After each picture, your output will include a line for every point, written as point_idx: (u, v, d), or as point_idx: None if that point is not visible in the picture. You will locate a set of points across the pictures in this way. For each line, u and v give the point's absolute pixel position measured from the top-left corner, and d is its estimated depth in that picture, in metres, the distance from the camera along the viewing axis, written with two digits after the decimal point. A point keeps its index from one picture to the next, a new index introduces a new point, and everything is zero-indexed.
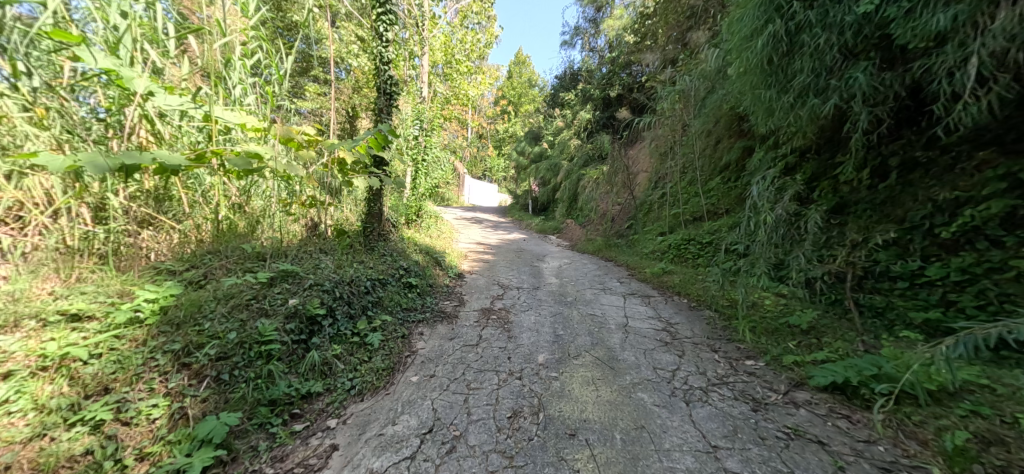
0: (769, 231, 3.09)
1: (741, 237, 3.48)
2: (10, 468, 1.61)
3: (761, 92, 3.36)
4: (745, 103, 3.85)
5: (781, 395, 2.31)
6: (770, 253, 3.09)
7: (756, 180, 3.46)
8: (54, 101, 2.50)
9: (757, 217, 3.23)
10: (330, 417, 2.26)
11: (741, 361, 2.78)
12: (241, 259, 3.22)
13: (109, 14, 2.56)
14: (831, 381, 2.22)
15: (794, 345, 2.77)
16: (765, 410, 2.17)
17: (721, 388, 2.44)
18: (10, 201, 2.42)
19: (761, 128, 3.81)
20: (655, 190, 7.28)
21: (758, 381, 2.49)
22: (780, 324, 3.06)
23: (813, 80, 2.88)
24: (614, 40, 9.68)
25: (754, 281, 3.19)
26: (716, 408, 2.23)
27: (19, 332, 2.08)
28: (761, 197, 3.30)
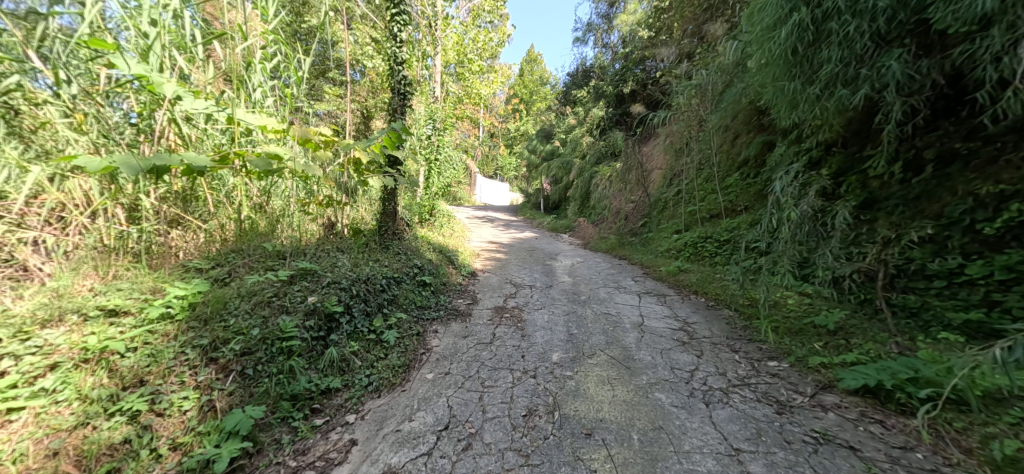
0: (793, 229, 3.00)
1: (763, 234, 3.39)
2: (58, 455, 1.71)
3: (784, 84, 3.26)
4: (767, 97, 3.74)
5: (807, 397, 2.25)
6: (795, 251, 3.00)
7: (779, 176, 3.36)
8: (91, 107, 2.62)
9: (781, 214, 3.13)
10: (348, 412, 2.31)
11: (763, 362, 2.71)
12: (262, 258, 3.31)
13: (140, 22, 2.67)
14: (863, 384, 2.14)
15: (821, 346, 2.68)
16: (791, 413, 2.12)
17: (742, 390, 2.39)
18: (54, 203, 2.54)
19: (784, 123, 3.70)
20: (670, 187, 7.16)
21: (782, 383, 2.43)
22: (805, 324, 2.97)
23: (842, 70, 2.78)
24: (628, 36, 9.53)
25: (776, 280, 3.11)
26: (738, 409, 2.19)
27: (62, 325, 2.18)
28: (784, 194, 3.21)
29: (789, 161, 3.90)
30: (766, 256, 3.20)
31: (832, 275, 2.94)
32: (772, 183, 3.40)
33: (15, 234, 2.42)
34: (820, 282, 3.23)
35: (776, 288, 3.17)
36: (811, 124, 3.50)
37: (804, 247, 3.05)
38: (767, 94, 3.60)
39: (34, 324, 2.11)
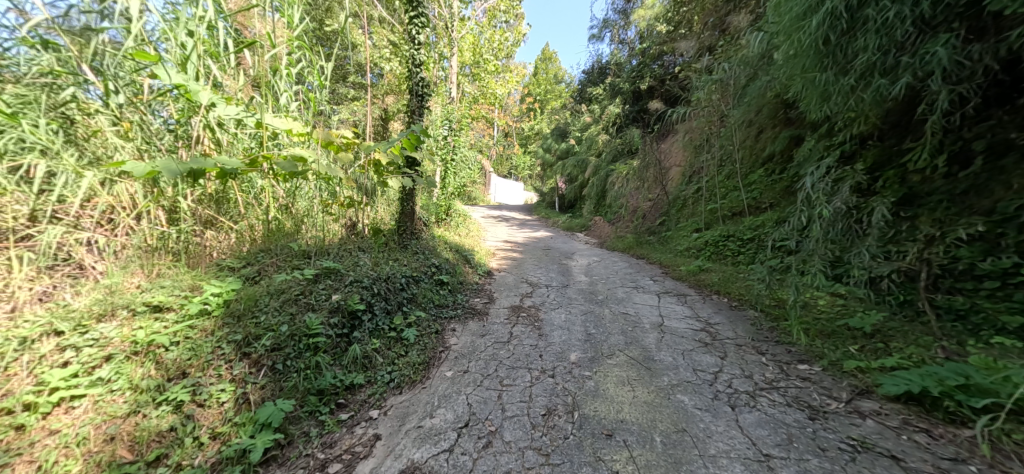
0: (825, 227, 2.90)
1: (792, 232, 3.29)
2: (114, 440, 1.84)
3: (815, 76, 3.15)
4: (795, 90, 3.63)
5: (842, 403, 2.18)
6: (826, 250, 2.90)
7: (809, 172, 3.26)
8: (135, 114, 2.77)
9: (811, 212, 3.03)
10: (372, 408, 2.38)
11: (792, 365, 2.64)
12: (289, 257, 3.43)
13: (178, 34, 2.82)
14: (906, 390, 2.05)
15: (856, 349, 2.59)
16: (824, 419, 2.06)
17: (771, 393, 2.33)
18: (104, 205, 2.71)
19: (814, 116, 3.58)
20: (689, 185, 7.03)
21: (813, 387, 2.36)
22: (837, 327, 2.87)
23: (880, 58, 2.66)
24: (645, 31, 9.36)
25: (805, 281, 3.01)
26: (767, 414, 2.14)
27: (114, 319, 2.33)
28: (816, 190, 3.11)
29: (819, 156, 3.77)
30: (794, 255, 3.10)
31: (868, 275, 2.83)
32: (802, 179, 3.30)
33: (73, 234, 2.61)
34: (854, 282, 3.11)
35: (805, 288, 3.07)
36: (844, 117, 3.37)
37: (836, 246, 2.94)
38: (795, 86, 3.49)
39: (91, 317, 2.27)
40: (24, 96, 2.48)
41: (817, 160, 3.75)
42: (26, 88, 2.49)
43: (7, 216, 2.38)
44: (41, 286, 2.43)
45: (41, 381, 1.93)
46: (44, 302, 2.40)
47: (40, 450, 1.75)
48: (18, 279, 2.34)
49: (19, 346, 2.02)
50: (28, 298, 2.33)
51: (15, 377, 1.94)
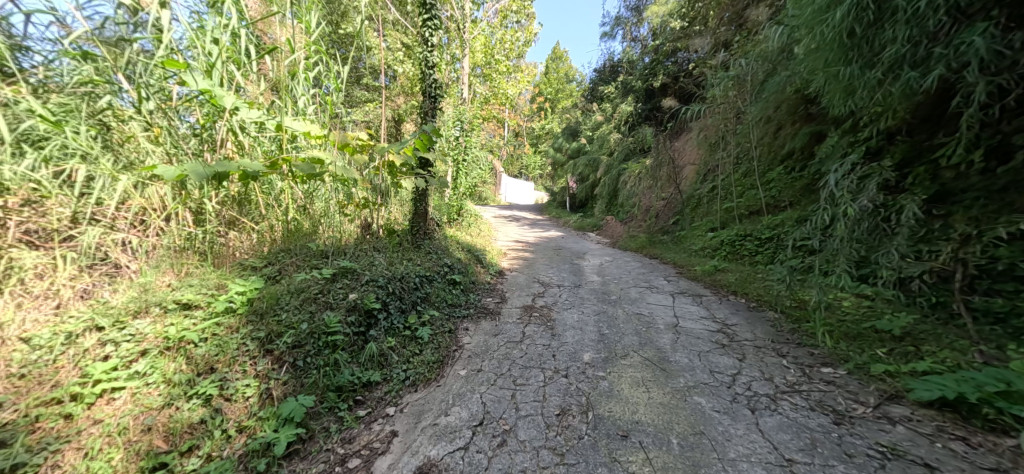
0: (850, 225, 2.82)
1: (814, 231, 3.20)
2: (151, 430, 1.94)
3: (839, 70, 3.07)
4: (818, 85, 3.54)
5: (870, 408, 2.12)
6: (852, 250, 2.82)
7: (833, 169, 3.16)
8: (165, 120, 2.89)
9: (836, 210, 2.95)
10: (388, 405, 2.42)
11: (815, 368, 2.58)
12: (308, 257, 3.52)
13: (204, 42, 2.93)
14: (939, 396, 1.99)
15: (885, 353, 2.52)
16: (851, 424, 2.01)
17: (793, 397, 2.29)
18: (137, 207, 2.81)
19: (837, 112, 3.48)
20: (704, 183, 6.92)
21: (838, 391, 2.30)
22: (864, 329, 2.79)
23: (909, 50, 2.58)
24: (658, 28, 9.24)
25: (829, 282, 2.94)
26: (789, 418, 2.10)
27: (148, 316, 2.44)
28: (840, 188, 3.03)
29: (842, 153, 3.67)
30: (818, 255, 3.03)
31: (897, 276, 2.78)
32: (825, 177, 3.22)
33: (110, 235, 2.73)
34: (882, 283, 3.01)
35: (830, 289, 2.99)
36: (870, 112, 3.27)
37: (863, 245, 2.88)
38: (818, 81, 3.41)
39: (128, 314, 2.38)
40: (66, 105, 2.59)
41: (841, 157, 3.65)
42: (68, 97, 2.60)
43: (52, 219, 2.53)
44: (82, 284, 2.59)
45: (86, 373, 2.05)
46: (86, 299, 2.58)
47: (86, 437, 1.86)
48: (62, 279, 2.50)
49: (66, 340, 2.17)
50: (71, 295, 2.52)
51: (63, 368, 2.08)
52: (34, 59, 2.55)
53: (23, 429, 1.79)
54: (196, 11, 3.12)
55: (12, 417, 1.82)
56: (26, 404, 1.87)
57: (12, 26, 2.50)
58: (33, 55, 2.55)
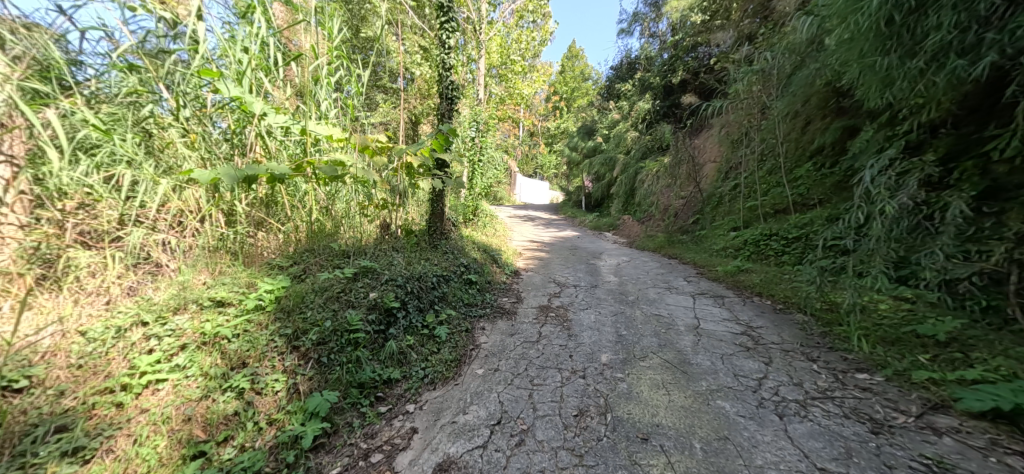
0: (887, 225, 2.72)
1: (847, 230, 3.09)
2: (191, 420, 2.06)
3: (875, 60, 2.95)
4: (851, 77, 3.40)
5: (912, 418, 2.03)
6: (889, 250, 2.71)
7: (868, 166, 3.10)
8: (199, 126, 3.04)
9: (872, 208, 2.84)
10: (408, 402, 2.47)
11: (849, 373, 2.49)
12: (331, 256, 3.63)
13: (235, 51, 3.07)
14: (995, 408, 1.89)
15: (928, 359, 2.40)
16: (890, 434, 1.93)
17: (825, 403, 2.22)
18: (176, 210, 2.97)
19: (872, 105, 3.34)
20: (725, 182, 6.76)
21: (876, 398, 2.22)
22: (903, 333, 2.67)
23: (956, 37, 2.46)
24: (677, 23, 9.08)
25: (865, 283, 2.82)
26: (820, 425, 2.04)
27: (186, 312, 2.57)
28: (876, 185, 2.91)
29: (878, 148, 3.52)
30: (852, 255, 2.91)
31: (941, 277, 2.67)
32: (860, 173, 3.11)
33: (152, 236, 2.89)
34: (925, 285, 2.87)
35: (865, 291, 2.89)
36: (910, 104, 3.12)
37: (902, 245, 2.78)
38: (851, 73, 3.28)
39: (169, 310, 2.52)
40: (114, 114, 2.78)
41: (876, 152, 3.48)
42: (116, 107, 2.79)
43: (102, 221, 2.71)
44: (129, 281, 2.78)
45: (133, 365, 2.19)
46: (132, 296, 2.75)
47: (135, 425, 1.99)
48: (111, 277, 2.68)
49: (116, 334, 2.32)
50: (119, 292, 2.71)
51: (114, 360, 2.22)
52: (87, 72, 2.72)
53: (81, 416, 1.95)
54: (228, 22, 3.29)
55: (72, 404, 1.99)
56: (82, 393, 2.03)
57: (66, 42, 2.69)
58: (85, 68, 2.72)
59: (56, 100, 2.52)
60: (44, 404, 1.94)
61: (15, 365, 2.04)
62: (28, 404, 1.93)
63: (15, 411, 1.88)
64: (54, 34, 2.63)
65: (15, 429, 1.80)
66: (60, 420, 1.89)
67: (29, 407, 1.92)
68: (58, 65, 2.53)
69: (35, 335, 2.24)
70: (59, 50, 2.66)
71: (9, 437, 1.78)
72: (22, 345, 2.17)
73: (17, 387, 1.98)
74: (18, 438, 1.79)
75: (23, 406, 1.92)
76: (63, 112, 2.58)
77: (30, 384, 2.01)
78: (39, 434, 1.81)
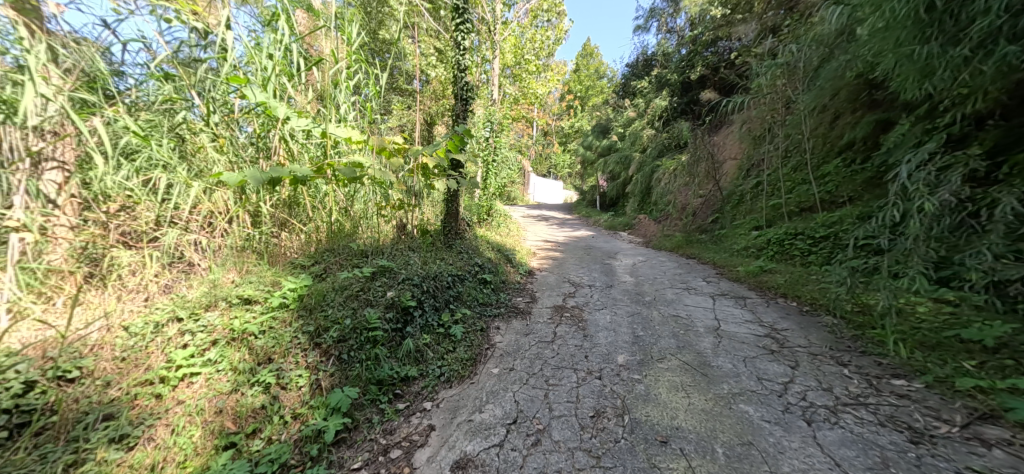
0: (926, 223, 2.60)
1: (882, 229, 2.97)
2: (222, 412, 2.15)
3: (913, 49, 2.82)
4: (885, 68, 3.26)
5: (956, 428, 1.93)
6: (928, 250, 2.60)
7: (904, 161, 2.98)
8: (227, 131, 3.16)
9: (908, 206, 2.73)
10: (425, 400, 2.51)
11: (883, 379, 2.39)
12: (350, 256, 3.71)
13: (260, 57, 3.19)
14: None
15: (973, 365, 2.27)
16: (931, 444, 1.84)
17: (858, 410, 2.14)
18: (206, 211, 3.09)
19: (909, 96, 3.19)
20: (746, 180, 6.58)
21: (914, 406, 2.12)
22: (945, 337, 2.52)
23: (1006, 21, 2.32)
24: (696, 17, 8.91)
25: (901, 285, 2.70)
26: (853, 433, 1.97)
27: (216, 309, 2.68)
28: (914, 181, 2.79)
29: (914, 142, 3.35)
30: (886, 255, 2.80)
31: (987, 279, 2.48)
32: (896, 169, 2.98)
33: (185, 237, 3.02)
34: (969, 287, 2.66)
35: (902, 293, 2.76)
36: (952, 95, 2.97)
37: (944, 245, 2.66)
38: (885, 64, 3.14)
39: (201, 306, 2.63)
40: (152, 121, 2.94)
41: (913, 147, 3.31)
42: (154, 114, 2.95)
43: (141, 223, 2.86)
44: (165, 279, 2.91)
45: (170, 359, 2.30)
46: (168, 293, 2.88)
47: (172, 415, 2.10)
48: (149, 275, 2.82)
49: (154, 329, 2.43)
50: (156, 289, 2.84)
51: (153, 354, 2.33)
52: (128, 81, 2.94)
53: (125, 405, 2.06)
54: (253, 30, 3.42)
55: (117, 394, 2.09)
56: (126, 384, 2.13)
57: (110, 53, 2.88)
58: (127, 78, 2.94)
59: (101, 109, 2.70)
60: (93, 393, 2.04)
61: (67, 356, 2.13)
62: (78, 394, 2.02)
63: (67, 399, 1.97)
64: (100, 46, 2.82)
65: (68, 416, 1.92)
66: (107, 409, 2.00)
67: (80, 396, 2.02)
68: (103, 75, 2.74)
69: (85, 329, 2.36)
70: (104, 61, 2.86)
71: (63, 423, 1.89)
72: (73, 338, 2.27)
73: (70, 377, 2.06)
74: (71, 425, 1.90)
75: (73, 395, 2.00)
76: (107, 120, 2.73)
77: (81, 375, 2.10)
78: (89, 421, 1.92)
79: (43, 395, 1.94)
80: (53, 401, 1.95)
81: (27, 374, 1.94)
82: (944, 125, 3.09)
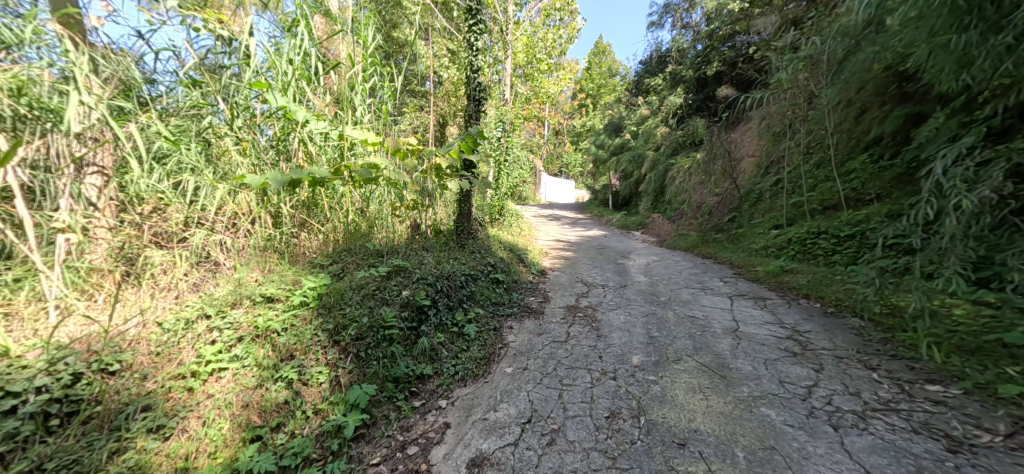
0: (964, 221, 2.49)
1: (915, 227, 2.85)
2: (249, 406, 2.22)
3: (950, 38, 2.70)
4: (917, 59, 3.14)
5: (997, 436, 1.84)
6: (967, 249, 2.48)
7: (939, 156, 2.87)
8: (249, 135, 3.25)
9: (945, 203, 2.62)
10: (440, 398, 2.53)
11: (917, 385, 2.30)
12: (366, 256, 3.76)
13: (280, 63, 3.27)
14: None
15: (1017, 371, 2.15)
16: (970, 454, 1.76)
17: (889, 416, 2.07)
18: (231, 212, 3.19)
19: (944, 88, 3.05)
20: (765, 177, 6.42)
21: (952, 414, 2.03)
22: (986, 342, 2.36)
23: None
24: (713, 12, 8.75)
25: (935, 287, 2.59)
26: (884, 439, 1.90)
27: (241, 307, 2.76)
28: (950, 178, 2.68)
29: (949, 137, 3.21)
30: (920, 254, 2.69)
31: None
32: (931, 165, 2.87)
33: (211, 237, 3.12)
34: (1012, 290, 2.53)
35: (937, 295, 2.64)
36: (992, 86, 2.83)
37: (983, 244, 2.53)
38: (918, 54, 3.02)
39: (227, 304, 2.71)
40: (182, 126, 3.07)
41: (947, 141, 3.18)
42: (182, 120, 3.08)
43: (171, 223, 2.98)
44: (194, 278, 3.01)
45: (199, 354, 2.38)
46: (197, 291, 2.98)
47: (203, 408, 2.18)
48: (179, 273, 2.93)
49: (184, 325, 2.52)
50: (186, 287, 2.94)
51: (185, 349, 2.41)
52: (159, 89, 3.05)
53: (161, 397, 2.14)
54: (274, 35, 3.51)
55: (154, 387, 2.18)
56: (161, 378, 2.22)
57: (142, 62, 3.00)
58: (158, 86, 3.05)
59: (135, 115, 2.79)
60: (132, 386, 2.13)
61: (109, 350, 2.23)
62: (119, 385, 2.11)
63: (110, 391, 2.07)
64: (133, 56, 2.94)
65: (111, 406, 2.02)
66: (145, 401, 2.09)
67: (121, 388, 2.11)
68: (138, 84, 2.87)
69: (124, 325, 2.46)
70: (138, 70, 2.97)
71: (106, 413, 1.99)
72: (114, 333, 2.38)
73: (111, 370, 2.16)
74: (113, 414, 2.00)
75: (115, 386, 2.09)
76: (141, 125, 2.85)
77: (121, 368, 2.19)
78: (130, 411, 2.01)
79: (89, 386, 2.05)
80: (98, 391, 2.05)
81: (74, 367, 2.05)
82: (982, 118, 2.94)
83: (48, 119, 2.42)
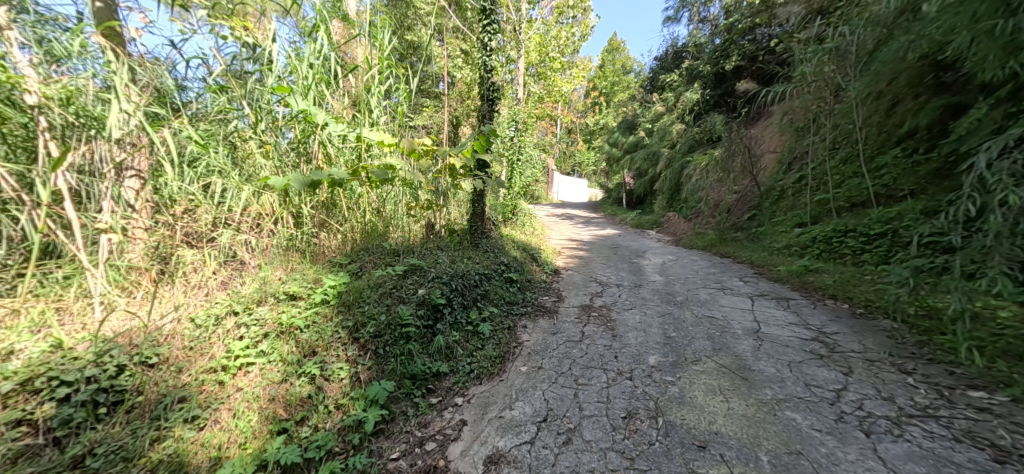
0: (1010, 217, 2.36)
1: (954, 225, 2.72)
2: (275, 400, 2.29)
3: (995, 24, 2.56)
4: (957, 47, 2.99)
5: None
6: (1013, 247, 2.35)
7: (981, 149, 2.72)
8: (271, 137, 3.34)
9: (989, 199, 2.49)
10: (457, 395, 2.54)
11: (957, 391, 2.19)
12: (383, 255, 3.81)
13: (301, 67, 3.35)
14: None
15: None
16: (1018, 464, 1.67)
17: (927, 422, 1.98)
18: (255, 212, 3.29)
19: (987, 76, 2.90)
20: (788, 174, 6.21)
21: (997, 422, 1.92)
22: None
23: None
24: (732, 5, 8.53)
25: (977, 287, 2.47)
26: (921, 447, 1.82)
27: (266, 304, 2.83)
28: (995, 171, 2.54)
29: (993, 129, 3.05)
30: (961, 253, 2.55)
31: None
32: (973, 159, 2.72)
33: (237, 236, 3.22)
34: None
35: (979, 296, 2.51)
36: None
37: None
38: (958, 42, 2.87)
39: (253, 301, 2.79)
40: (210, 130, 3.20)
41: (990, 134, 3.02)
42: (210, 124, 3.21)
43: (200, 223, 3.09)
44: (221, 276, 3.10)
45: (229, 349, 2.46)
46: (225, 288, 3.08)
47: (233, 401, 2.25)
48: (209, 271, 3.02)
49: (214, 321, 2.60)
50: (215, 285, 3.03)
51: (215, 344, 2.49)
52: (190, 95, 3.19)
53: (195, 389, 2.22)
54: (294, 40, 3.58)
55: (188, 380, 2.26)
56: (195, 371, 2.30)
57: (174, 70, 3.12)
58: (188, 92, 3.19)
59: (169, 120, 2.91)
60: (169, 378, 2.22)
61: (148, 344, 2.32)
62: (157, 378, 2.20)
63: (150, 382, 2.16)
64: (166, 64, 3.06)
65: (151, 397, 2.11)
66: (181, 392, 2.17)
67: (159, 380, 2.20)
68: (171, 91, 3.00)
69: (161, 320, 2.56)
70: (170, 77, 3.10)
71: (147, 403, 2.09)
72: (152, 328, 2.48)
73: (151, 362, 2.24)
74: (154, 404, 2.10)
75: (154, 378, 2.19)
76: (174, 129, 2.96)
77: (159, 361, 2.27)
78: (168, 402, 2.10)
79: (132, 377, 2.14)
80: (139, 382, 2.15)
81: (118, 359, 2.15)
82: None
83: (93, 127, 2.53)
